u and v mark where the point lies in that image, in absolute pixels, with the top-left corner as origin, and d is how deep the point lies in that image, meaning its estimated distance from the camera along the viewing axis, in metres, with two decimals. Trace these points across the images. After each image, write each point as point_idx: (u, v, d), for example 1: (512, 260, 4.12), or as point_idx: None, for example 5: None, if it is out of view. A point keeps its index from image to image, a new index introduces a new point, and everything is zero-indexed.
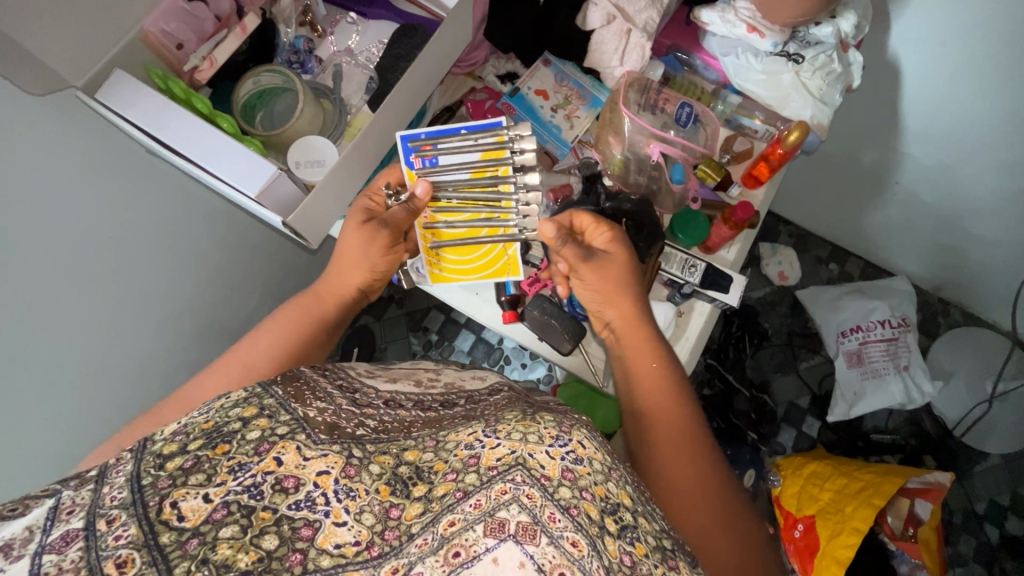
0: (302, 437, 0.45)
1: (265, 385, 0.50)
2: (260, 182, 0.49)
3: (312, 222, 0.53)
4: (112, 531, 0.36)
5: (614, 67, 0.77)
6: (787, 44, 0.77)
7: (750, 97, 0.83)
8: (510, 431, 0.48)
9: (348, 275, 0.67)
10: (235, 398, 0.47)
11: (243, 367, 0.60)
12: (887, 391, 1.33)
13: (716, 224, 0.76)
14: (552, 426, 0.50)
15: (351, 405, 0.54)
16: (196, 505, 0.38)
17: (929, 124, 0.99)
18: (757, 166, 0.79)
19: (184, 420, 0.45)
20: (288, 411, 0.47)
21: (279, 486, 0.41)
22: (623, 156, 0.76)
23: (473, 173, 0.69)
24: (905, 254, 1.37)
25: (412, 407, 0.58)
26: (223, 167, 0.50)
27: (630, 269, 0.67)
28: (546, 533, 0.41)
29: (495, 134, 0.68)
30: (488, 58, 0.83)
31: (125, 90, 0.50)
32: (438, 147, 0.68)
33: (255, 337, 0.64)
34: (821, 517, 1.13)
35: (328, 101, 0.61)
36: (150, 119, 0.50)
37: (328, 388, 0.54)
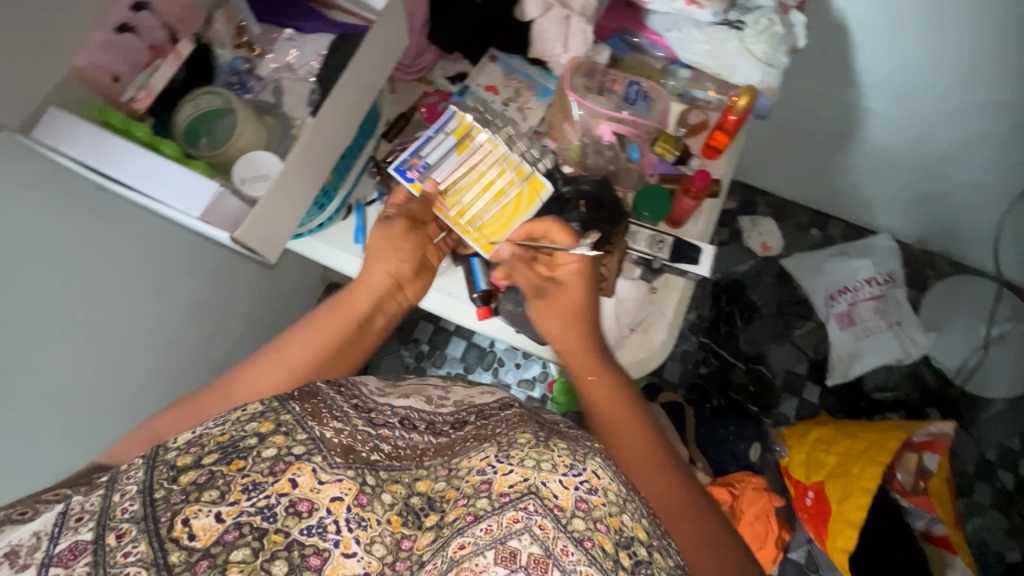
0: (319, 459, 0.46)
1: (282, 400, 0.50)
2: (204, 200, 0.48)
3: (267, 234, 0.52)
4: (121, 547, 0.39)
5: (558, 55, 0.76)
6: (726, 13, 0.77)
7: (699, 69, 0.83)
8: (522, 456, 0.50)
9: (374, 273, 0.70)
10: (252, 412, 0.49)
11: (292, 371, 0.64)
12: (882, 348, 1.33)
13: (679, 196, 0.77)
14: (566, 454, 0.51)
15: (366, 425, 0.52)
16: (207, 524, 0.41)
17: (884, 75, 0.99)
18: (714, 136, 0.80)
19: (199, 430, 0.47)
20: (305, 429, 0.48)
21: (292, 509, 0.43)
22: (580, 142, 0.77)
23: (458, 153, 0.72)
24: (884, 209, 1.37)
25: (425, 430, 0.55)
26: (164, 190, 0.48)
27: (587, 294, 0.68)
28: (558, 567, 0.45)
29: (456, 117, 0.72)
30: (437, 62, 0.84)
31: (61, 124, 0.48)
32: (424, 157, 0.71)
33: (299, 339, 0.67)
34: (830, 481, 1.12)
35: (270, 117, 0.60)
36: (92, 154, 0.48)
37: (344, 407, 0.53)
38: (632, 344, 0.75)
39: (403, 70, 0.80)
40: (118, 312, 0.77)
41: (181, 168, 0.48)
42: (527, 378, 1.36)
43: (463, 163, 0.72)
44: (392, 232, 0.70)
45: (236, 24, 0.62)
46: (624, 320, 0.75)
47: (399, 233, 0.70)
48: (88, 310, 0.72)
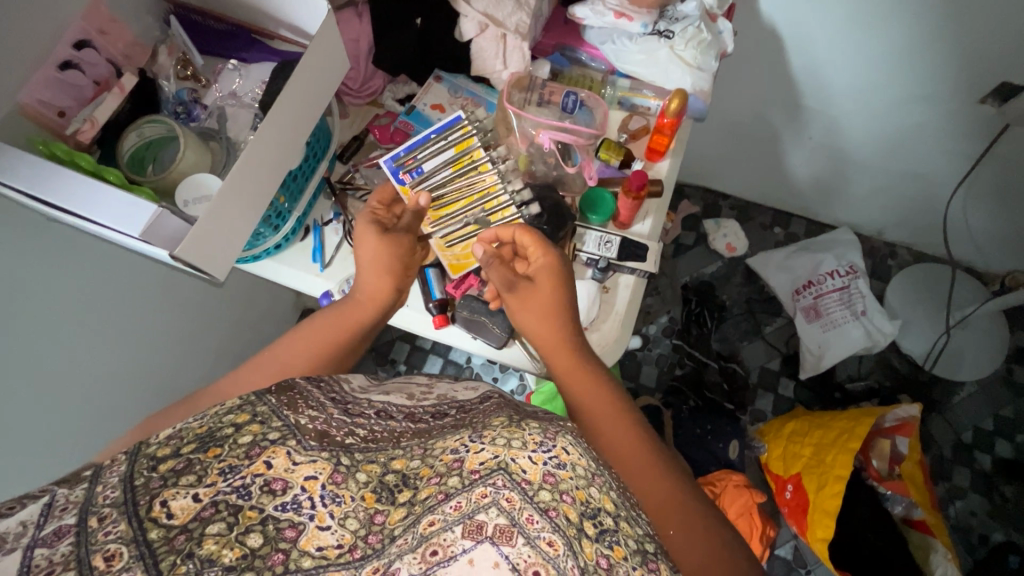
0: (292, 443, 0.46)
1: (259, 394, 0.51)
2: (142, 220, 0.49)
3: (212, 254, 0.54)
4: (102, 527, 0.36)
5: (499, 71, 0.80)
6: (657, 23, 0.83)
7: (636, 78, 0.87)
8: (495, 436, 0.48)
9: (371, 277, 0.71)
10: (230, 406, 0.48)
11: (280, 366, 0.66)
12: (849, 338, 1.35)
13: (621, 198, 0.78)
14: (537, 432, 0.49)
15: (342, 415, 0.54)
16: (185, 504, 0.39)
17: (819, 74, 1.04)
18: (654, 139, 0.83)
19: (179, 426, 0.46)
20: (280, 417, 0.48)
21: (267, 488, 0.42)
22: (528, 151, 0.79)
23: (453, 166, 0.76)
24: (840, 204, 1.42)
25: (402, 418, 0.57)
26: (102, 214, 0.49)
27: (557, 283, 0.68)
28: (523, 534, 0.41)
29: (460, 128, 0.75)
30: (385, 86, 0.87)
31: (5, 158, 0.51)
32: (419, 158, 0.75)
33: (292, 341, 0.69)
34: (807, 473, 1.13)
35: (216, 143, 0.62)
36: (32, 181, 0.50)
37: (320, 398, 0.55)
38: None
39: (353, 94, 0.84)
40: (80, 341, 0.78)
41: (121, 192, 0.50)
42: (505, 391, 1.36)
43: (454, 178, 0.76)
44: (391, 253, 0.72)
45: (179, 56, 0.65)
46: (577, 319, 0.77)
47: (378, 246, 0.71)
48: (50, 340, 0.72)
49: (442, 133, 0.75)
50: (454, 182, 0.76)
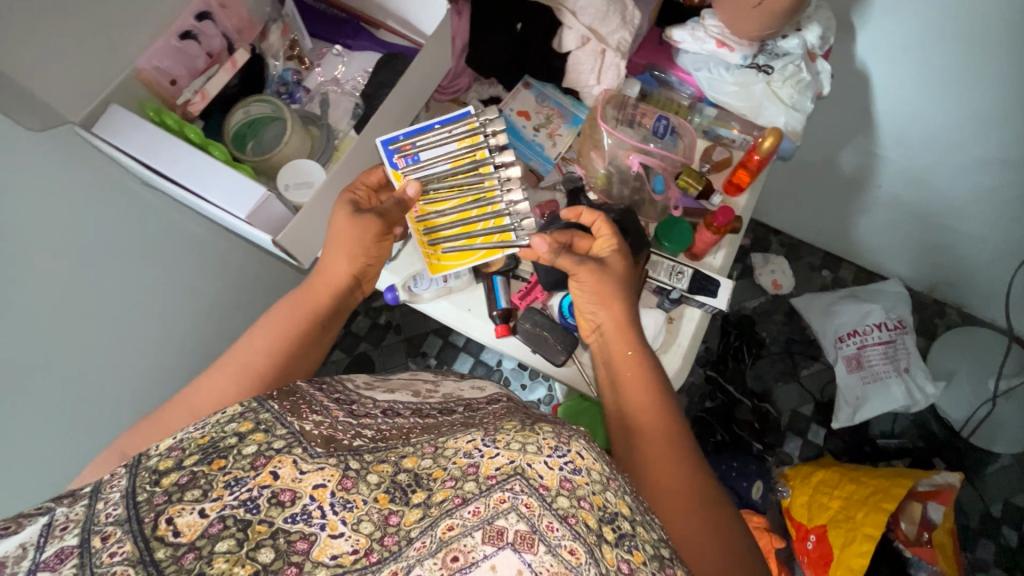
0: (298, 451, 0.44)
1: (260, 400, 0.49)
2: (250, 203, 0.50)
3: (304, 243, 0.55)
4: (107, 548, 0.35)
5: (591, 86, 0.79)
6: (756, 56, 0.81)
7: (725, 108, 0.86)
8: (509, 440, 0.47)
9: (336, 261, 0.62)
10: (231, 413, 0.46)
11: (240, 367, 0.58)
12: (889, 393, 1.32)
13: (700, 230, 0.77)
14: (551, 436, 0.48)
15: (348, 417, 0.52)
16: (192, 520, 0.38)
17: (903, 126, 1.02)
18: (737, 174, 0.82)
19: (179, 436, 0.44)
20: (284, 424, 0.47)
21: (275, 499, 0.40)
22: (605, 169, 0.79)
23: (453, 163, 0.69)
24: (895, 256, 1.39)
25: (410, 416, 0.56)
26: (210, 191, 0.50)
27: (626, 277, 0.67)
28: (545, 542, 0.40)
29: (467, 123, 0.68)
30: (471, 85, 0.87)
31: (120, 121, 0.51)
32: (418, 144, 0.68)
33: (251, 335, 0.61)
34: (833, 526, 1.11)
35: (316, 128, 0.62)
36: (145, 149, 0.50)
37: (324, 401, 0.53)
38: None
39: (441, 91, 0.84)
40: (143, 304, 0.79)
41: (231, 171, 0.50)
42: (532, 400, 1.36)
43: (452, 174, 0.69)
44: (368, 234, 0.61)
45: (290, 37, 0.65)
46: None
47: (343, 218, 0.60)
48: (118, 299, 0.73)
49: (447, 125, 0.68)
50: (451, 181, 0.69)
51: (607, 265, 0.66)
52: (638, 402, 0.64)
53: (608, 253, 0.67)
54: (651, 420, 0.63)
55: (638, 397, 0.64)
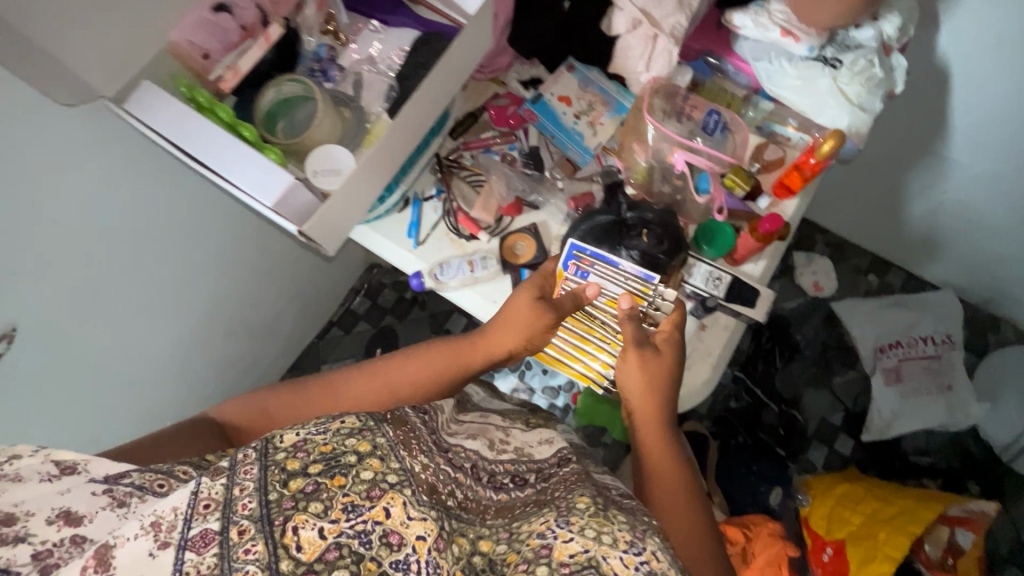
0: (408, 492, 0.44)
1: (377, 421, 0.50)
2: (278, 191, 0.48)
3: (331, 228, 0.53)
4: (243, 544, 0.39)
5: (639, 73, 0.74)
6: (824, 48, 0.74)
7: (783, 103, 0.80)
8: (584, 526, 0.47)
9: (501, 335, 0.67)
10: (351, 427, 0.48)
11: (387, 385, 0.67)
12: (928, 410, 1.26)
13: (744, 235, 0.73)
14: (626, 530, 0.47)
15: (446, 465, 0.53)
16: (312, 537, 0.40)
17: (980, 126, 0.93)
18: (789, 176, 0.76)
19: (304, 434, 0.46)
20: (397, 458, 0.48)
21: (385, 540, 0.41)
22: (647, 163, 0.74)
23: (608, 300, 0.69)
24: (951, 265, 1.30)
25: (486, 484, 0.55)
26: (238, 176, 0.49)
27: (673, 371, 0.65)
28: None
29: (644, 284, 0.67)
30: (512, 64, 0.83)
31: (152, 100, 0.50)
32: (596, 268, 0.68)
33: (404, 359, 0.69)
34: (852, 542, 1.08)
35: (348, 109, 0.59)
36: (174, 129, 0.49)
37: (428, 441, 0.54)
38: None
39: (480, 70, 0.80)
40: (165, 260, 0.80)
41: (258, 155, 0.49)
42: None
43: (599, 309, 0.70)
44: (536, 322, 0.65)
45: (326, 11, 0.62)
46: None
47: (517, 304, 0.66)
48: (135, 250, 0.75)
49: (633, 275, 0.67)
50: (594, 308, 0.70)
51: (662, 353, 0.65)
52: (670, 479, 0.65)
53: (665, 341, 0.66)
54: (682, 501, 0.64)
55: (669, 476, 0.66)
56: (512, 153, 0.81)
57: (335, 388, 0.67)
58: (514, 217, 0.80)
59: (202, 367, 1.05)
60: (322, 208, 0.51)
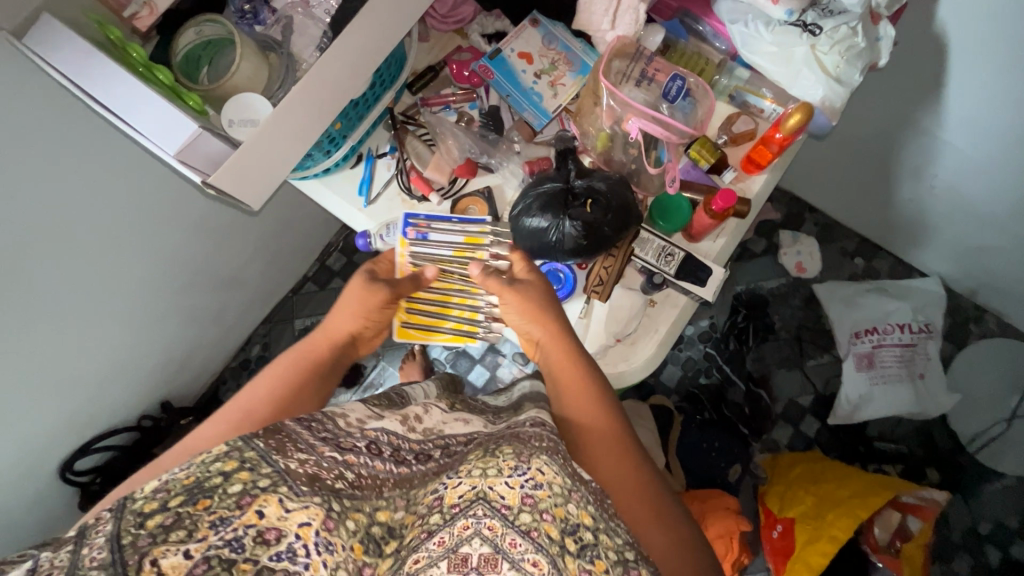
0: (284, 488, 0.44)
1: (246, 437, 0.46)
2: (181, 140, 0.46)
3: (248, 183, 0.50)
4: None
5: (604, 31, 0.69)
6: (805, 12, 0.69)
7: (758, 72, 0.75)
8: (470, 468, 0.50)
9: (342, 320, 0.69)
10: (217, 453, 0.44)
11: (242, 413, 0.58)
12: (898, 397, 1.25)
13: (699, 211, 0.70)
14: (512, 457, 0.49)
15: (334, 452, 0.50)
16: (177, 562, 0.39)
17: (973, 110, 0.89)
18: (756, 150, 0.73)
19: (166, 476, 0.43)
20: (268, 463, 0.45)
21: (261, 538, 0.42)
22: (611, 130, 0.70)
23: (453, 252, 0.75)
24: (938, 253, 1.27)
25: (388, 458, 0.53)
26: (143, 123, 0.46)
27: (550, 293, 0.68)
28: (507, 559, 0.44)
29: (479, 225, 0.75)
30: (476, 16, 0.78)
31: (54, 36, 0.47)
32: (431, 227, 0.75)
33: (254, 383, 0.62)
34: (801, 521, 1.10)
35: (275, 56, 0.56)
36: (77, 70, 0.47)
37: (310, 438, 0.50)
38: (615, 353, 0.72)
39: (441, 19, 0.76)
40: None
41: (163, 102, 0.46)
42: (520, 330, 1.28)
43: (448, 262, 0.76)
44: (373, 300, 0.69)
45: None
46: (611, 331, 0.71)
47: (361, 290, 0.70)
48: None
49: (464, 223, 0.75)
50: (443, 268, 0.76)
51: (532, 284, 0.68)
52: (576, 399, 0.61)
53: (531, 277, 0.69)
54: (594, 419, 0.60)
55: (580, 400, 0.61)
56: (471, 111, 0.79)
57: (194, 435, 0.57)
58: (468, 178, 0.77)
59: (165, 313, 1.06)
60: (232, 157, 0.48)
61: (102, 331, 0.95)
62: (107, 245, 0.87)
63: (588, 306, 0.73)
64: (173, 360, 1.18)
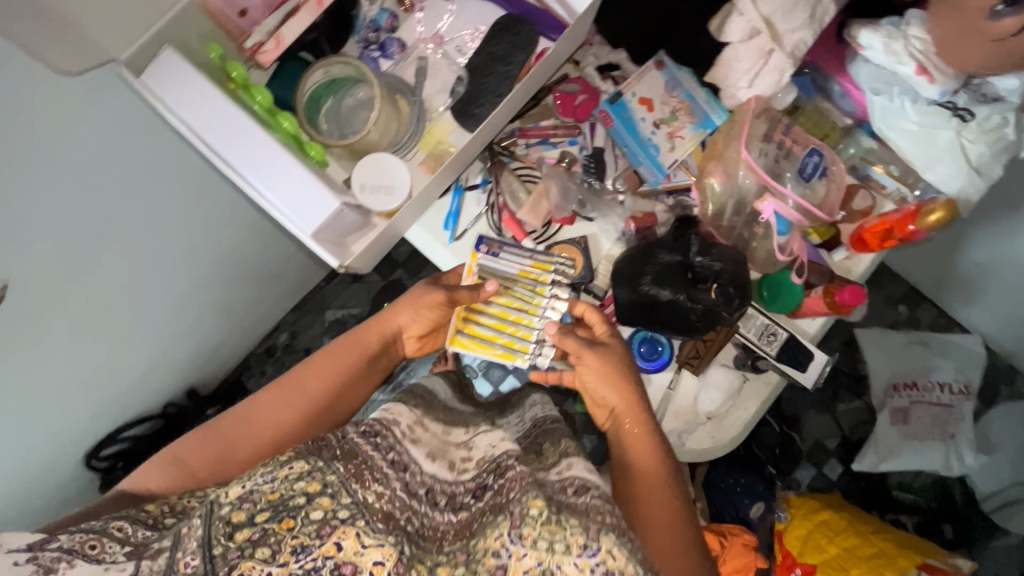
0: (361, 522, 0.43)
1: (327, 458, 0.47)
2: (317, 220, 0.48)
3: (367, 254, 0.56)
4: None
5: (739, 88, 0.62)
6: (957, 93, 0.63)
7: (887, 146, 0.70)
8: (535, 538, 0.44)
9: (398, 314, 0.68)
10: (299, 470, 0.45)
11: (293, 391, 0.64)
12: (926, 454, 1.25)
13: (813, 295, 0.66)
14: (579, 531, 0.45)
15: (403, 491, 0.47)
16: None
17: None
18: (874, 233, 0.68)
19: (249, 484, 0.44)
20: (349, 491, 0.45)
21: (335, 571, 0.41)
22: (722, 190, 0.66)
23: (519, 271, 0.69)
24: (987, 314, 1.25)
25: (446, 508, 0.50)
26: (277, 188, 0.48)
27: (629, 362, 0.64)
28: None
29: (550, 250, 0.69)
30: (590, 45, 0.72)
31: (182, 83, 0.47)
32: (504, 246, 0.70)
33: (308, 363, 0.66)
34: (823, 570, 1.11)
35: (405, 102, 0.57)
36: (207, 122, 0.48)
37: (383, 467, 0.48)
38: (701, 431, 0.69)
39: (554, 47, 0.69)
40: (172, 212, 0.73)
41: (297, 170, 0.47)
42: None
43: (513, 280, 0.69)
44: (429, 300, 0.66)
45: None
46: (704, 409, 0.69)
47: (421, 295, 0.67)
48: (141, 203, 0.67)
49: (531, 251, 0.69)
50: (509, 284, 0.69)
51: (613, 347, 0.64)
52: (645, 471, 0.59)
53: (610, 336, 0.65)
54: (662, 486, 0.58)
55: (646, 465, 0.59)
56: (572, 149, 0.72)
57: (252, 420, 0.62)
58: (565, 226, 0.72)
59: (201, 311, 1.00)
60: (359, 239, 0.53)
61: (139, 334, 0.89)
62: (151, 251, 0.80)
63: (678, 377, 0.70)
64: (202, 352, 1.12)
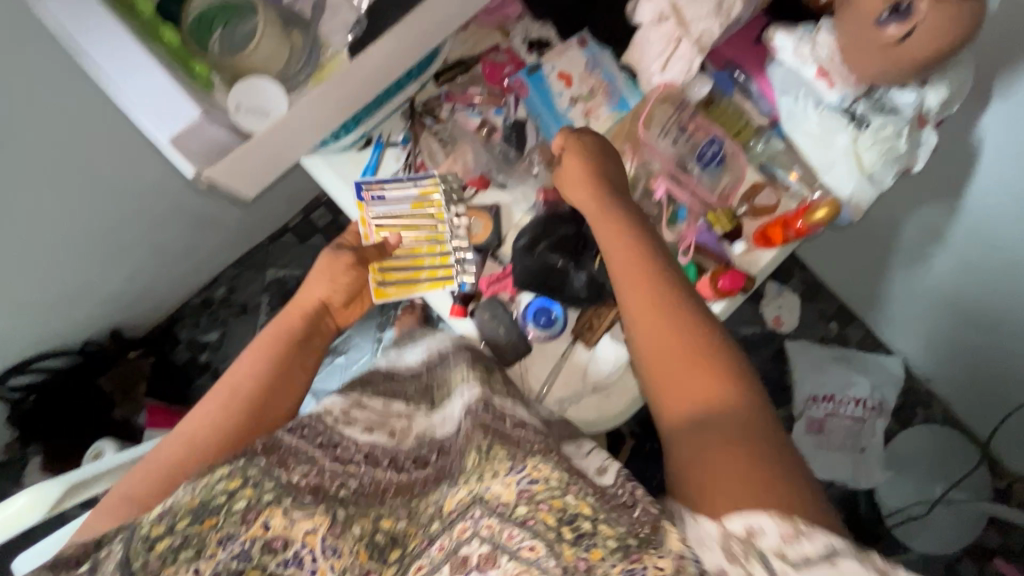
0: (287, 501, 0.45)
1: (249, 454, 0.47)
2: (176, 128, 0.45)
3: (243, 177, 0.50)
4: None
5: (652, 73, 0.66)
6: (857, 102, 0.67)
7: (795, 147, 0.72)
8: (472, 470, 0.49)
9: (313, 286, 0.68)
10: (221, 472, 0.46)
11: (226, 391, 0.58)
12: (835, 463, 1.33)
13: (704, 280, 0.67)
14: (507, 458, 0.49)
15: (334, 463, 0.51)
16: None
17: (982, 219, 0.89)
18: (772, 226, 0.68)
19: (169, 500, 0.44)
20: (272, 477, 0.46)
21: (268, 545, 0.43)
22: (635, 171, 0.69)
23: (412, 204, 0.72)
24: (908, 336, 1.30)
25: (387, 467, 0.52)
26: (137, 98, 0.45)
27: (601, 175, 0.64)
28: (506, 551, 0.44)
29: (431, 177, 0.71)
30: (522, 17, 0.74)
31: None
32: (387, 186, 0.71)
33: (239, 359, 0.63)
34: None
35: (299, 33, 0.52)
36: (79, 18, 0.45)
37: (310, 451, 0.51)
38: (586, 402, 0.70)
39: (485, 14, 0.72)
40: None
41: (161, 79, 0.45)
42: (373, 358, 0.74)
43: (409, 214, 0.72)
44: (339, 264, 0.68)
45: None
46: (591, 380, 0.70)
47: (343, 265, 0.68)
48: None
49: (415, 177, 0.71)
50: (406, 219, 0.72)
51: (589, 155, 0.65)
52: (627, 313, 0.57)
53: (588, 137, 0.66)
54: (654, 292, 0.56)
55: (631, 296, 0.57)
56: (495, 118, 0.73)
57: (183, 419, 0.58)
58: (478, 191, 0.73)
59: (124, 243, 1.00)
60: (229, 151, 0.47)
61: (51, 249, 0.90)
62: (66, 160, 0.81)
63: (572, 348, 0.71)
64: (130, 293, 1.11)
